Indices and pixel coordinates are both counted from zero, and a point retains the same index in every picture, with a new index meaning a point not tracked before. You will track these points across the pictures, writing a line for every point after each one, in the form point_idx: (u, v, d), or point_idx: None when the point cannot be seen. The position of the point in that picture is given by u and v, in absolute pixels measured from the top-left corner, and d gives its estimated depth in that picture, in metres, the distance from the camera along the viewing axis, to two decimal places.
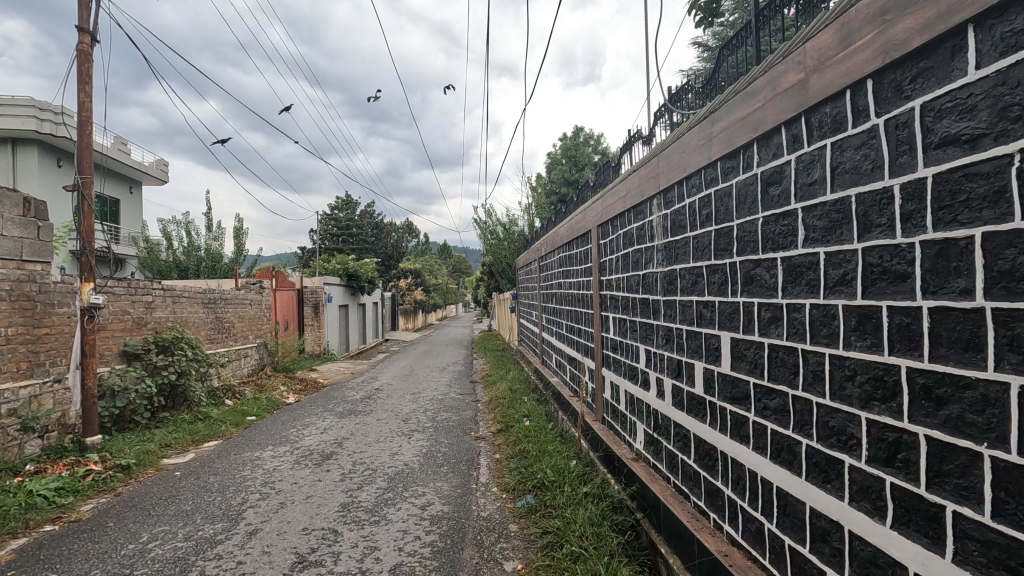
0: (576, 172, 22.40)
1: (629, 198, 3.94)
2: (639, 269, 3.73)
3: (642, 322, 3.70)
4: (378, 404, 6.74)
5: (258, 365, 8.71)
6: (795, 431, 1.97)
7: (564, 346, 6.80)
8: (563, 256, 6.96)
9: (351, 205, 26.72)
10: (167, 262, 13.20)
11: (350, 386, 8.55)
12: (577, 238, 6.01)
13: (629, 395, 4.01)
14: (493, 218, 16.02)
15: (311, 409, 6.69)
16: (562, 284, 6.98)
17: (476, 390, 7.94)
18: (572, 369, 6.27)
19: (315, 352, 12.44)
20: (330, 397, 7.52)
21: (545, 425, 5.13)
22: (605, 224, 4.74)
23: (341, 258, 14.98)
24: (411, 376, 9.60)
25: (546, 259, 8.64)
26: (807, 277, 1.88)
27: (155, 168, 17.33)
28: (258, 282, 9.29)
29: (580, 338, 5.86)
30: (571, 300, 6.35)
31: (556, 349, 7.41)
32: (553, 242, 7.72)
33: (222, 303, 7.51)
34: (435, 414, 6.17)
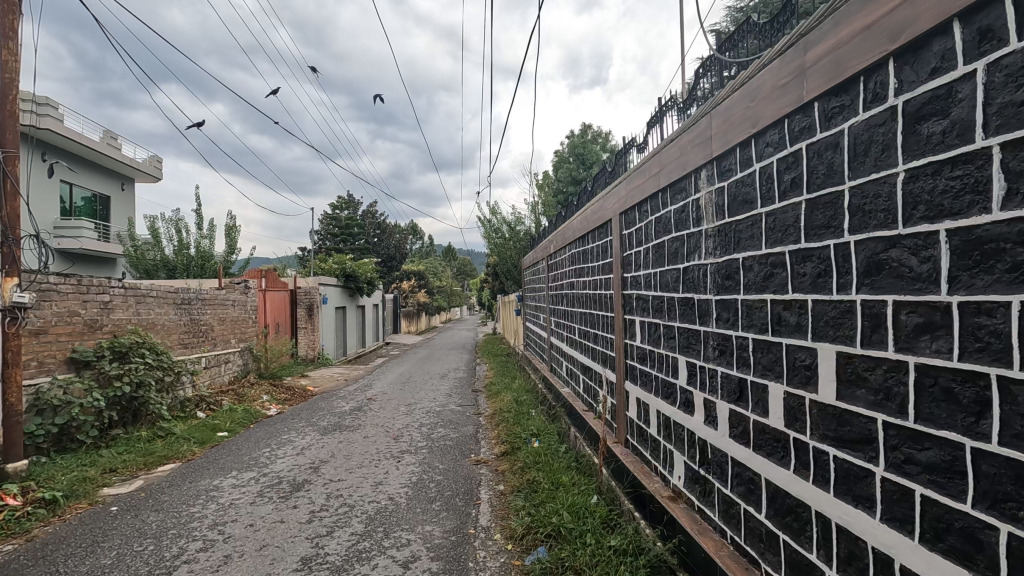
0: (584, 171, 21.64)
1: (664, 174, 3.21)
2: (679, 262, 3.00)
3: (684, 329, 2.96)
4: (367, 417, 6.02)
5: (241, 371, 7.98)
6: (979, 508, 1.23)
7: (577, 354, 6.04)
8: (576, 254, 6.21)
9: (352, 204, 26.09)
10: (154, 261, 12.50)
11: (341, 395, 7.83)
12: (593, 230, 5.25)
13: (664, 419, 3.27)
14: (498, 217, 15.29)
15: (293, 422, 5.97)
16: (575, 285, 6.23)
17: (479, 401, 7.22)
18: (587, 381, 5.50)
19: (308, 357, 11.73)
20: (317, 409, 6.79)
21: (558, 449, 4.36)
22: (631, 211, 3.98)
23: (338, 258, 14.31)
24: (408, 383, 8.88)
25: (555, 257, 7.93)
26: (1014, 258, 1.14)
27: (147, 165, 16.73)
28: (243, 282, 8.59)
29: (597, 345, 5.10)
30: (585, 302, 5.59)
31: (568, 357, 6.65)
32: (564, 237, 6.96)
33: (197, 304, 6.79)
34: (431, 431, 5.43)
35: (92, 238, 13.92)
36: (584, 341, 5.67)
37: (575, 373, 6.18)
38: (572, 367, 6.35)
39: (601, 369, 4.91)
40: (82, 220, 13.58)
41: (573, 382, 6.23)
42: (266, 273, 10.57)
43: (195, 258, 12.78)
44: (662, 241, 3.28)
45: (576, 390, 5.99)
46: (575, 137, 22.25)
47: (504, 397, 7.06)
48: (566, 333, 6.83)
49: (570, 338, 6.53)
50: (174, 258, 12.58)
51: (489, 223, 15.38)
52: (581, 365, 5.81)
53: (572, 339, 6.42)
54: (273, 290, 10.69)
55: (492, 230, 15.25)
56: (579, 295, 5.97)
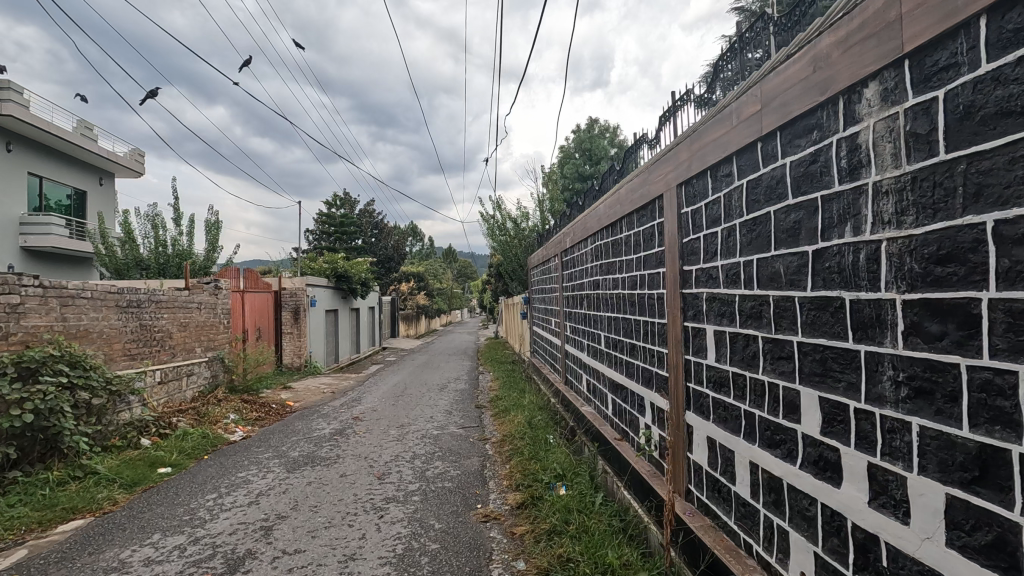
0: (592, 167, 20.54)
1: (771, 111, 2.13)
2: (804, 244, 1.94)
3: (817, 348, 1.89)
4: (348, 445, 4.95)
5: (209, 385, 6.88)
6: None
7: (606, 369, 4.95)
8: (602, 247, 5.12)
9: (348, 203, 25.06)
10: (125, 259, 11.39)
11: (323, 412, 6.76)
12: (630, 213, 4.13)
13: (768, 478, 2.20)
14: (502, 213, 14.17)
15: (257, 451, 4.89)
16: (600, 285, 5.14)
17: (483, 421, 6.17)
18: (621, 404, 4.41)
19: (294, 365, 10.67)
20: (293, 431, 5.71)
21: (593, 500, 3.29)
22: (697, 177, 2.87)
23: (329, 257, 13.25)
24: (403, 397, 7.83)
25: (571, 253, 6.87)
26: None
27: (127, 159, 15.74)
28: (213, 281, 7.52)
29: (637, 360, 4.01)
30: (618, 306, 4.50)
31: (591, 372, 5.56)
32: (585, 228, 5.85)
33: (149, 307, 5.71)
34: (425, 465, 4.37)
35: (62, 236, 12.84)
36: (616, 353, 4.59)
37: (602, 391, 5.09)
38: (598, 383, 5.26)
39: (643, 391, 3.84)
40: (51, 216, 12.54)
41: (600, 404, 5.13)
42: (245, 273, 9.50)
43: (171, 256, 11.70)
44: (765, 214, 2.20)
45: (605, 414, 4.91)
46: (581, 131, 21.26)
47: (514, 417, 5.96)
48: (588, 342, 5.73)
49: (594, 348, 5.45)
50: (149, 256, 11.49)
51: (493, 221, 14.26)
52: (612, 382, 4.72)
53: (597, 350, 5.32)
54: (252, 292, 9.61)
55: (496, 228, 14.16)
56: (607, 297, 4.87)
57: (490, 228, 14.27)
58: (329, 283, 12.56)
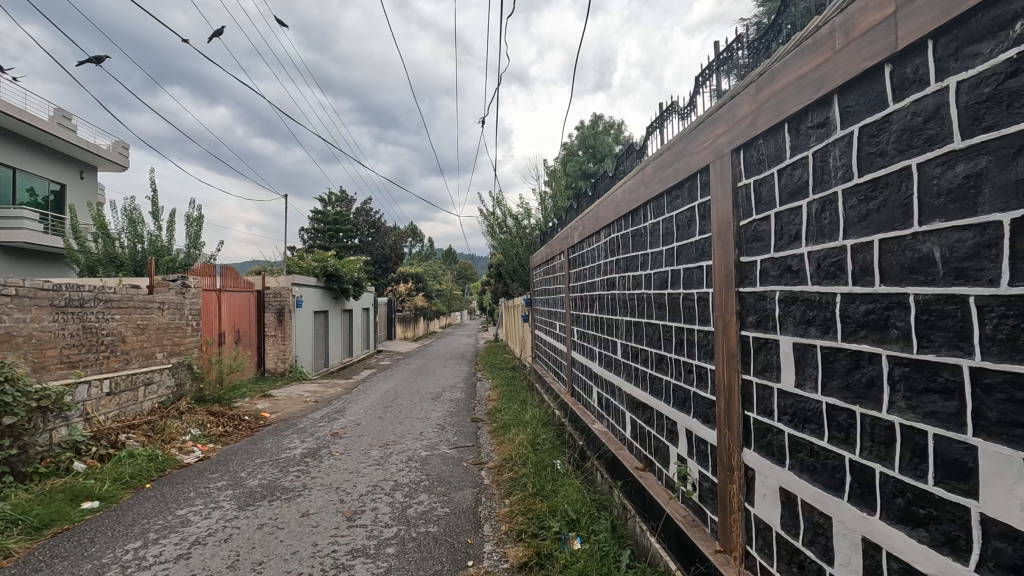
0: (596, 166, 19.84)
1: (917, 15, 1.39)
2: (990, 213, 1.20)
3: (1018, 383, 1.15)
4: (319, 471, 4.21)
5: (172, 395, 6.13)
6: None
7: (624, 383, 4.21)
8: (619, 240, 4.37)
9: (345, 201, 24.33)
10: (99, 255, 10.62)
11: (300, 427, 6.01)
12: (658, 195, 3.37)
13: (903, 570, 1.46)
14: (503, 210, 13.42)
15: (211, 478, 4.14)
16: (617, 285, 4.40)
17: (480, 439, 5.44)
18: (646, 428, 3.66)
19: (278, 370, 9.92)
20: (261, 451, 4.98)
21: (617, 560, 2.55)
22: (766, 135, 2.12)
23: (319, 255, 12.50)
24: (392, 408, 7.10)
25: (578, 250, 6.15)
26: None
27: (109, 152, 15.05)
28: (181, 278, 6.77)
29: (668, 376, 3.26)
30: (641, 310, 3.76)
31: (605, 385, 4.81)
32: (596, 220, 5.11)
33: (95, 307, 4.97)
34: (407, 499, 3.62)
35: (34, 231, 12.12)
36: (638, 365, 3.85)
37: (619, 409, 4.35)
38: (614, 399, 4.52)
39: (677, 415, 3.10)
40: (23, 210, 11.82)
41: (617, 424, 4.38)
42: (223, 271, 8.74)
43: (149, 253, 10.94)
44: (898, 173, 1.46)
45: (623, 437, 4.16)
46: (585, 128, 20.54)
47: (513, 435, 5.21)
48: (601, 350, 4.99)
49: (608, 358, 4.71)
50: (125, 252, 10.72)
51: (493, 219, 13.50)
52: (632, 400, 3.98)
53: (612, 360, 4.58)
54: (231, 291, 8.86)
55: (496, 227, 13.42)
56: (626, 298, 4.12)
57: (490, 226, 13.53)
58: (318, 282, 11.83)
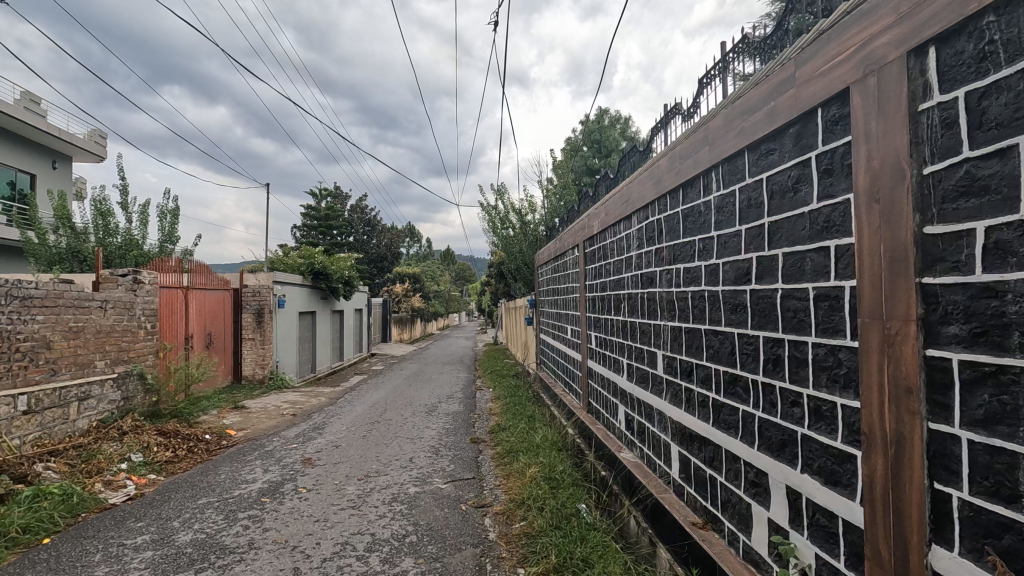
0: (601, 161, 18.93)
1: None
2: None
3: None
4: (276, 519, 3.26)
5: (117, 411, 5.17)
6: None
7: (671, 407, 3.28)
8: (662, 224, 3.43)
9: (338, 197, 23.37)
10: (59, 249, 9.61)
11: (267, 451, 5.05)
12: (737, 152, 2.42)
13: None
14: (505, 204, 12.47)
15: (134, 528, 3.18)
16: (660, 281, 3.47)
17: (483, 467, 4.51)
18: (710, 472, 2.74)
19: (256, 377, 8.97)
20: (212, 484, 4.04)
21: None
22: (1006, 6, 1.21)
23: (306, 251, 11.55)
24: (379, 425, 6.16)
25: (597, 242, 5.24)
26: None
27: (84, 140, 14.06)
28: (133, 273, 5.80)
29: (751, 407, 2.33)
30: (701, 313, 2.83)
31: (641, 406, 3.87)
32: (627, 201, 4.16)
33: (4, 306, 4.01)
34: (388, 568, 2.68)
35: None
36: (695, 386, 2.92)
37: (662, 441, 3.42)
38: (655, 426, 3.58)
39: (771, 465, 2.16)
40: None
41: (660, 459, 3.45)
42: (193, 266, 7.73)
43: (117, 247, 9.95)
44: None
45: (672, 478, 3.23)
46: (590, 122, 19.69)
47: (523, 465, 4.27)
48: (633, 362, 4.06)
49: (646, 373, 3.77)
50: (89, 246, 9.71)
51: (494, 213, 12.51)
52: (685, 432, 3.05)
53: (651, 376, 3.65)
54: (202, 288, 7.90)
55: (497, 222, 12.44)
56: (676, 297, 3.19)
57: (491, 220, 12.55)
58: (303, 281, 10.86)
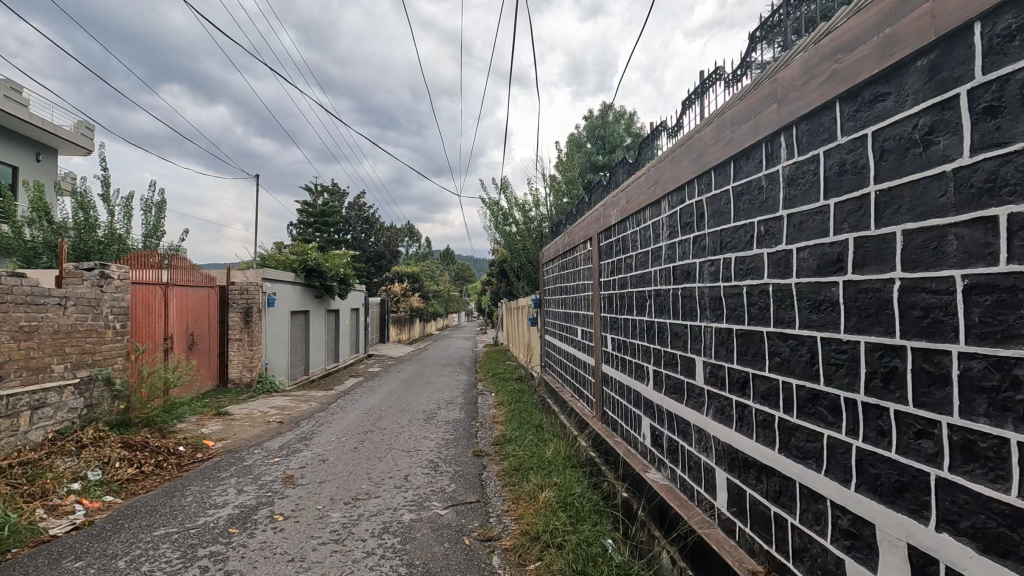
0: (605, 158, 18.40)
1: None
2: None
3: None
4: (242, 558, 2.73)
5: (79, 420, 4.63)
6: None
7: (716, 425, 2.74)
8: (704, 207, 2.89)
9: (336, 194, 22.83)
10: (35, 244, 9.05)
11: (244, 466, 4.51)
12: (825, 103, 1.89)
13: None
14: (507, 199, 11.96)
15: (70, 570, 2.64)
16: (700, 275, 2.94)
17: (488, 487, 3.97)
18: (776, 511, 2.20)
19: (243, 380, 8.41)
20: (175, 508, 3.50)
21: None
22: None
23: (299, 248, 11.01)
24: (372, 435, 5.63)
25: (615, 233, 4.71)
26: None
27: (70, 132, 13.52)
28: (101, 266, 5.26)
29: (845, 434, 1.80)
30: (763, 312, 2.29)
31: (674, 421, 3.33)
32: (656, 183, 3.62)
33: None
34: None
35: None
36: (754, 402, 2.39)
37: (704, 465, 2.88)
38: (692, 446, 3.04)
39: (881, 515, 1.63)
40: None
41: (699, 486, 2.91)
42: (172, 262, 7.16)
43: (97, 242, 9.39)
44: None
45: (717, 511, 2.69)
46: (594, 118, 19.20)
47: (535, 487, 3.73)
48: (664, 369, 3.51)
49: (680, 383, 3.23)
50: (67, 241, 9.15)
51: (496, 209, 11.96)
52: (738, 457, 2.51)
53: (688, 387, 3.11)
54: (184, 286, 7.35)
55: (499, 218, 11.88)
56: (725, 294, 2.65)
57: (493, 216, 12.00)
58: (296, 279, 10.32)
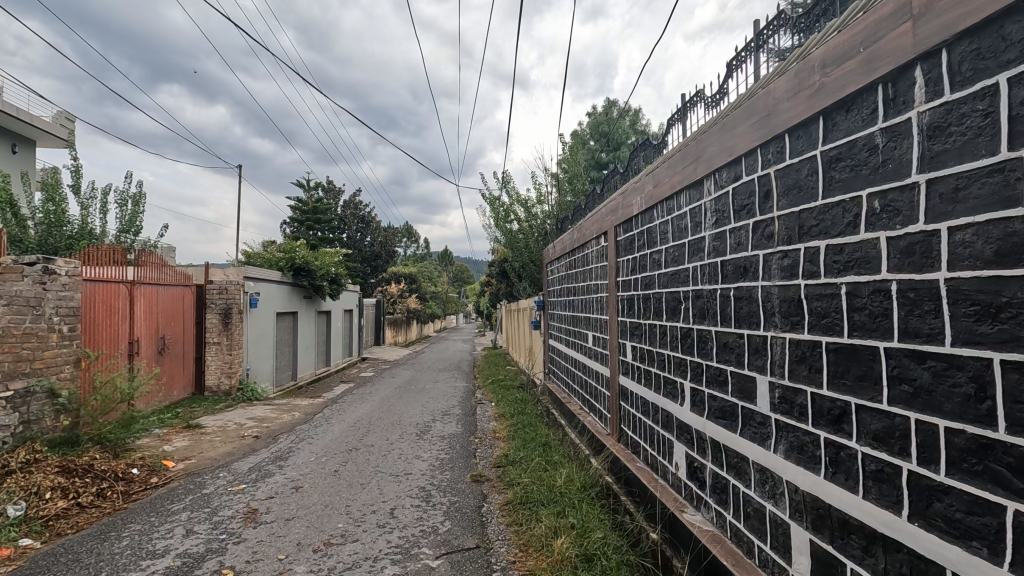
0: (609, 155, 17.75)
1: None
2: None
3: None
4: None
5: (11, 440, 3.97)
6: None
7: (792, 467, 2.10)
8: (773, 183, 2.25)
9: (331, 192, 22.17)
10: None
11: (202, 495, 3.85)
12: (1011, 8, 1.25)
13: None
14: (508, 195, 11.31)
15: None
16: (765, 271, 2.29)
17: (490, 526, 3.33)
18: None
19: (221, 387, 7.73)
20: (104, 557, 2.85)
21: None
22: None
23: (286, 246, 10.35)
24: (357, 454, 4.97)
25: (637, 225, 4.07)
26: None
27: (48, 123, 12.84)
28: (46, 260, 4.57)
29: None
30: (878, 321, 1.65)
31: (723, 454, 2.69)
32: (696, 160, 2.97)
33: None
34: None
35: None
36: (860, 444, 1.74)
37: (771, 517, 2.24)
38: (751, 489, 2.40)
39: None
40: None
41: (765, 543, 2.27)
42: (139, 258, 6.49)
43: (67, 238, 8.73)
44: None
45: None
46: (598, 114, 18.58)
47: (547, 530, 3.08)
48: (708, 388, 2.87)
49: (733, 407, 2.59)
50: (32, 236, 8.49)
51: (496, 205, 11.28)
52: (831, 516, 1.87)
53: (746, 413, 2.47)
54: (154, 284, 6.68)
55: (499, 214, 11.21)
56: (806, 295, 2.01)
57: (493, 212, 11.33)
58: (282, 278, 9.67)
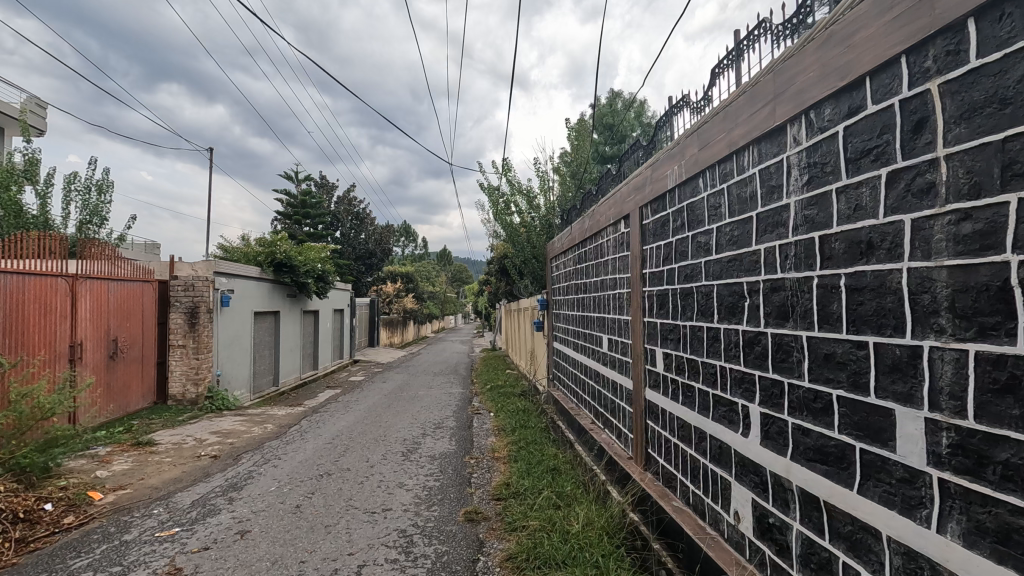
0: (614, 148, 16.93)
1: None
2: None
3: None
4: None
5: None
6: None
7: (985, 566, 1.28)
8: (934, 106, 1.43)
9: (324, 187, 21.31)
10: None
11: (118, 544, 3.00)
12: None
13: None
14: (508, 186, 10.50)
15: None
16: (916, 246, 1.47)
17: None
18: None
19: (186, 396, 6.88)
20: None
21: None
22: None
23: (267, 239, 9.53)
24: (328, 480, 4.14)
25: (672, 201, 3.26)
26: None
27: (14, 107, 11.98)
28: None
29: None
30: None
31: (823, 516, 1.87)
32: (776, 99, 2.13)
33: None
34: None
35: None
36: None
37: None
38: None
39: None
40: None
41: None
42: (87, 248, 5.65)
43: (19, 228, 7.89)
44: None
45: None
46: (602, 105, 17.80)
47: None
48: (793, 418, 2.05)
49: (844, 450, 1.77)
50: None
51: (496, 196, 10.43)
52: None
53: (871, 461, 1.65)
54: (104, 279, 5.84)
55: (499, 206, 10.36)
56: (1021, 281, 1.19)
57: (492, 204, 10.48)
58: (261, 274, 8.85)
